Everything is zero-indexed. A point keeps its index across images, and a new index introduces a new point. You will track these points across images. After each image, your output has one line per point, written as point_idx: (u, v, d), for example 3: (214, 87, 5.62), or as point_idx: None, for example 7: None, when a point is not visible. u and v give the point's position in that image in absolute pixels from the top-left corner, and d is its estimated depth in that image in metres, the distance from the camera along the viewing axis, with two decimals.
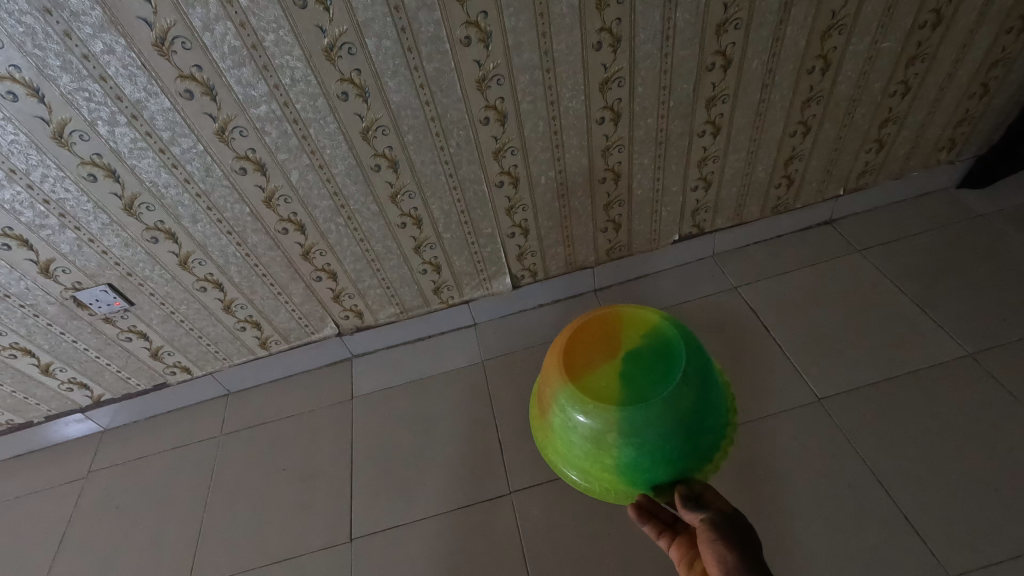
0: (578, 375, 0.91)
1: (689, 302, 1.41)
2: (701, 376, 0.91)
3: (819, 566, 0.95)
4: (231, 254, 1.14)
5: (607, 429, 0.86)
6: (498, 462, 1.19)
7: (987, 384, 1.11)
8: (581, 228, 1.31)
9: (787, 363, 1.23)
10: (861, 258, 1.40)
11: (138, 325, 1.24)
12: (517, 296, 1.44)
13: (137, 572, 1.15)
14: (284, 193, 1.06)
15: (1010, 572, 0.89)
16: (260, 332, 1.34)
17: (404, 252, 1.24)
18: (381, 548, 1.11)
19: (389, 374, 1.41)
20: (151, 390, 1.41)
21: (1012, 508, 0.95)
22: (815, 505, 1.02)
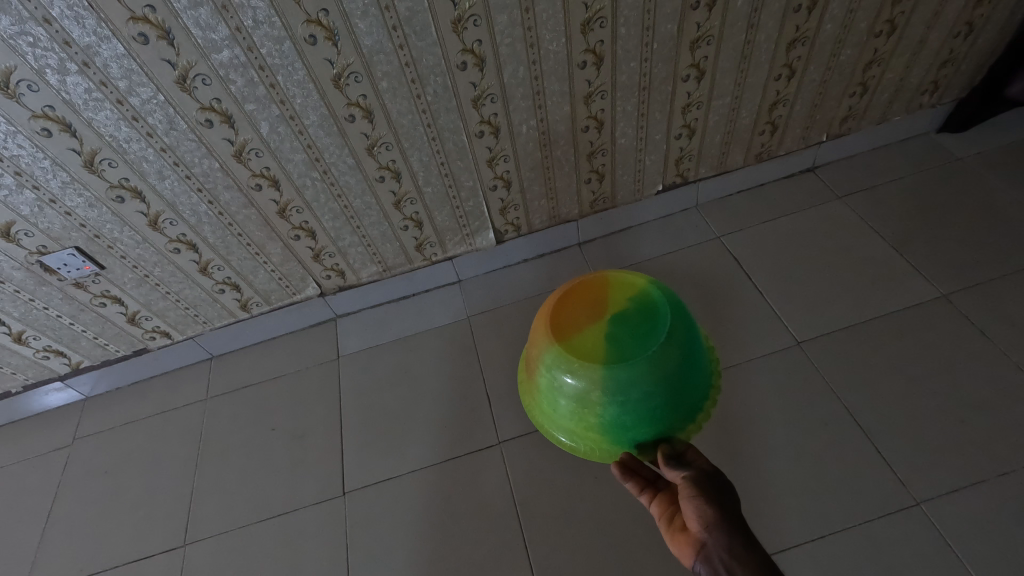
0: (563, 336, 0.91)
1: (672, 252, 1.41)
2: (685, 339, 0.91)
3: (795, 499, 1.00)
4: (203, 212, 1.10)
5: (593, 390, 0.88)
6: (487, 414, 1.21)
7: (958, 323, 1.15)
8: (564, 180, 1.29)
9: (768, 310, 1.25)
10: (841, 204, 1.41)
11: (111, 290, 1.20)
12: (501, 251, 1.43)
13: (133, 532, 1.17)
14: (255, 147, 1.02)
15: (970, 496, 0.95)
16: (240, 294, 1.31)
17: (384, 207, 1.21)
18: (375, 500, 1.13)
19: (374, 333, 1.40)
20: (131, 357, 1.38)
21: (976, 438, 1.00)
22: (792, 443, 1.06)
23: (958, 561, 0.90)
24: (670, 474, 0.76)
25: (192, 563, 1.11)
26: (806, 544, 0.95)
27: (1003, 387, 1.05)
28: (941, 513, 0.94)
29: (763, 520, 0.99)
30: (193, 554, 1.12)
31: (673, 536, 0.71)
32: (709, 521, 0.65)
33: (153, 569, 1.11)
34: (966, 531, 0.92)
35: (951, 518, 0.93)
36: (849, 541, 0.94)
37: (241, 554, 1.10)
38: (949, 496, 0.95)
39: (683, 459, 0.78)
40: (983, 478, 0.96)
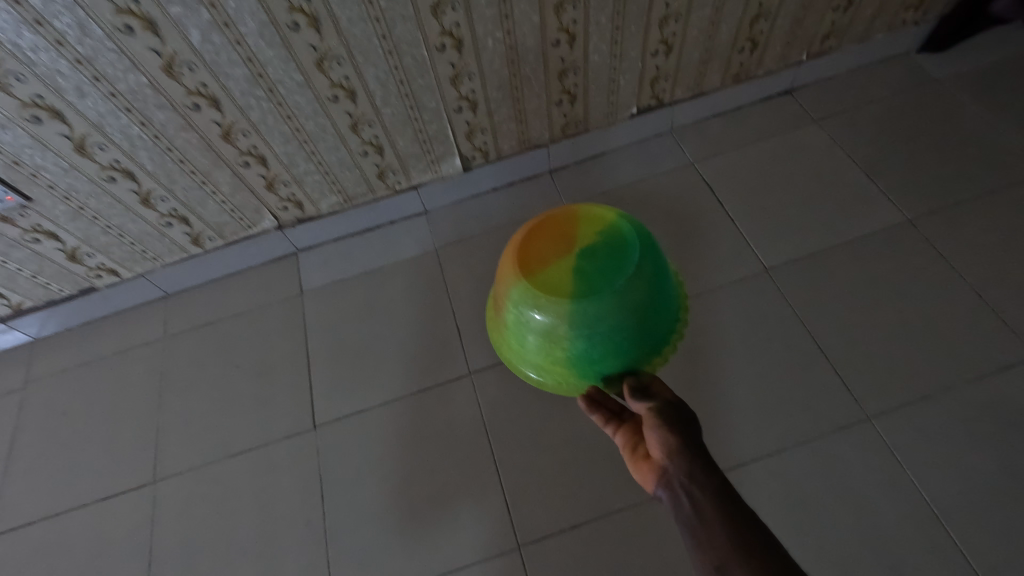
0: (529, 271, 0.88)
1: (645, 179, 1.37)
2: (653, 271, 0.89)
3: (755, 417, 1.04)
4: (136, 136, 1.00)
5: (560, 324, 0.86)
6: (457, 346, 1.20)
7: (921, 247, 1.17)
8: (534, 101, 1.21)
9: (739, 237, 1.25)
10: (817, 128, 1.38)
11: (43, 225, 1.11)
12: (469, 179, 1.36)
13: (99, 471, 1.15)
14: (187, 59, 0.91)
15: (916, 410, 1.00)
16: (190, 227, 1.23)
17: (340, 131, 1.12)
18: (347, 432, 1.13)
19: (338, 267, 1.35)
20: (78, 296, 1.31)
21: (927, 356, 1.05)
22: (755, 366, 1.09)
23: (900, 468, 0.96)
24: (635, 405, 0.76)
25: (164, 498, 1.11)
26: (763, 458, 1.00)
27: (956, 308, 1.09)
28: (888, 426, 1.00)
29: (724, 437, 1.03)
30: (165, 489, 1.12)
31: (638, 464, 0.73)
32: (671, 449, 0.67)
33: (125, 505, 1.11)
34: (910, 441, 0.98)
35: (897, 430, 0.99)
36: (803, 454, 1.00)
37: (214, 488, 1.11)
38: (897, 410, 1.01)
39: (647, 389, 0.79)
40: (930, 394, 1.01)
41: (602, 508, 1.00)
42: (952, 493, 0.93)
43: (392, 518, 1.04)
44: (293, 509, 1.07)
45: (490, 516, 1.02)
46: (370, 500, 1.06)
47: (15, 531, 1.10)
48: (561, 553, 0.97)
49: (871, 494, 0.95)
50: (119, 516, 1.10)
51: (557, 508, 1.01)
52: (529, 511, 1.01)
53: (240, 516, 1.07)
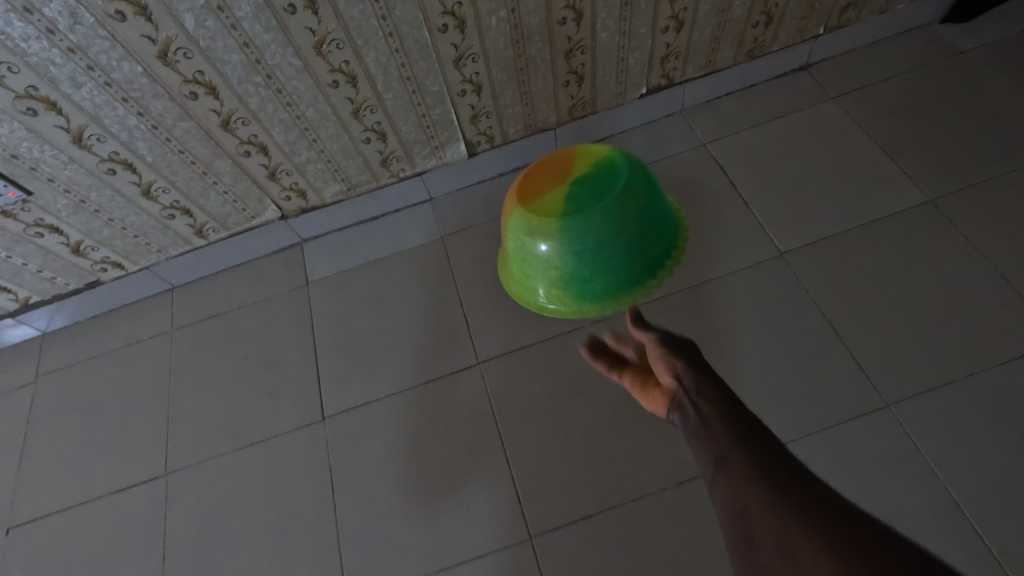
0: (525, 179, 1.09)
1: (656, 162, 1.33)
2: (645, 194, 0.95)
3: (770, 405, 1.02)
4: (134, 127, 0.98)
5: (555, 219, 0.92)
6: (465, 336, 1.19)
7: (943, 227, 1.12)
8: (540, 83, 1.18)
9: (753, 220, 1.21)
10: (834, 105, 1.33)
11: (45, 219, 1.10)
12: (474, 165, 1.33)
13: (112, 464, 1.16)
14: (182, 46, 0.88)
15: (938, 397, 0.97)
16: (193, 219, 1.22)
17: (341, 117, 1.09)
18: (356, 423, 1.13)
19: (343, 257, 1.33)
20: (84, 290, 1.30)
21: (949, 340, 1.02)
22: (770, 352, 1.06)
23: (920, 456, 0.94)
24: (659, 363, 0.77)
25: (176, 490, 1.11)
26: None
27: (980, 290, 1.05)
28: (909, 414, 0.97)
29: None
30: (176, 481, 1.12)
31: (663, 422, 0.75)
32: (696, 395, 0.69)
33: (137, 497, 1.11)
34: (931, 429, 0.95)
35: (917, 418, 0.96)
36: (819, 442, 0.97)
37: (224, 480, 1.11)
38: (917, 397, 0.98)
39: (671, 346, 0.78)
40: (952, 380, 0.98)
41: (614, 499, 0.98)
42: (975, 482, 0.90)
43: (401, 509, 1.03)
44: (304, 500, 1.07)
45: (500, 506, 1.01)
46: (380, 491, 1.06)
47: (30, 523, 1.11)
48: (573, 544, 0.96)
49: (890, 483, 0.92)
50: (132, 509, 1.10)
51: (568, 499, 1.00)
52: (540, 501, 1.00)
53: (251, 508, 1.07)
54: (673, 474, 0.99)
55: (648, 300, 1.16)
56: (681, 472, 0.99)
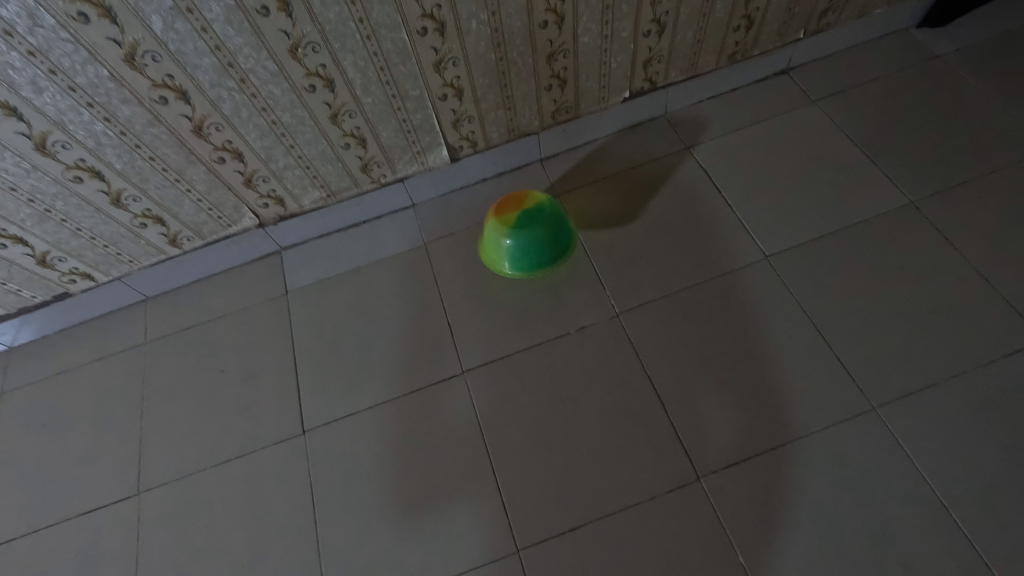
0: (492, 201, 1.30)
1: (640, 166, 1.33)
2: (553, 228, 1.15)
3: (758, 410, 1.01)
4: (101, 133, 0.95)
5: (524, 231, 1.13)
6: (450, 344, 1.16)
7: (924, 230, 1.13)
8: (522, 87, 1.16)
9: (738, 224, 1.21)
10: (816, 109, 1.34)
11: (8, 229, 1.05)
12: (456, 170, 1.31)
13: (81, 483, 1.11)
14: (149, 49, 0.85)
15: (924, 399, 0.97)
16: (166, 228, 1.18)
17: (319, 122, 1.07)
18: (337, 436, 1.10)
19: (323, 265, 1.30)
20: (52, 302, 1.25)
21: (932, 342, 1.02)
22: (757, 356, 1.06)
23: (907, 459, 0.93)
24: None
25: (149, 510, 1.07)
26: (767, 452, 0.97)
27: (963, 291, 1.06)
28: (895, 416, 0.97)
29: (726, 432, 1.00)
30: (149, 501, 1.08)
31: None
32: None
33: (108, 518, 1.07)
34: (917, 431, 0.95)
35: (904, 420, 0.96)
36: (807, 447, 0.96)
37: (200, 498, 1.07)
38: (903, 399, 0.98)
39: None
40: (938, 381, 0.98)
41: (602, 508, 0.97)
42: (961, 484, 0.90)
43: (385, 525, 1.00)
44: (283, 517, 1.03)
45: (487, 519, 0.99)
46: (362, 506, 1.02)
47: None
48: (562, 557, 0.94)
49: (878, 487, 0.92)
50: (102, 530, 1.06)
51: (556, 509, 0.98)
52: (528, 513, 0.98)
53: (228, 526, 1.04)
54: (662, 482, 0.97)
55: (634, 306, 1.15)
56: (670, 481, 0.97)
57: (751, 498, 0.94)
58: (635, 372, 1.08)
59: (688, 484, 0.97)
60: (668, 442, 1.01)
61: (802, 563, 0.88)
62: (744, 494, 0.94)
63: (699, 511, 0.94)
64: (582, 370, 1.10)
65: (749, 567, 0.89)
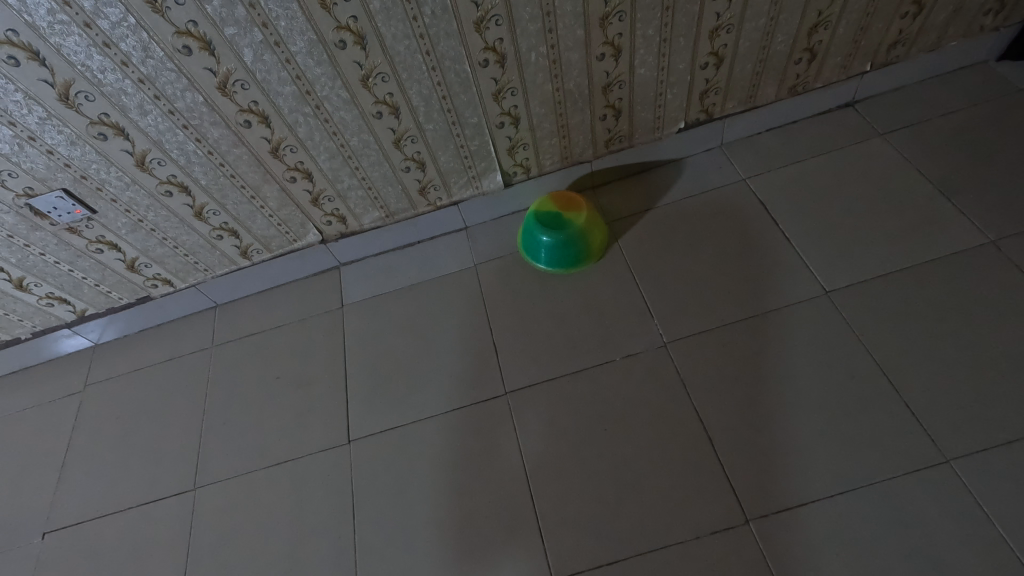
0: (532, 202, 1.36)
1: (693, 195, 1.32)
2: (571, 238, 1.21)
3: (815, 453, 0.95)
4: (192, 152, 1.05)
5: (547, 226, 1.21)
6: (494, 364, 1.18)
7: (1006, 271, 1.05)
8: (578, 116, 1.19)
9: (795, 257, 1.17)
10: (883, 142, 1.29)
11: (106, 236, 1.17)
12: (509, 195, 1.35)
13: (145, 475, 1.19)
14: (240, 78, 0.94)
15: (1006, 454, 0.89)
16: (239, 240, 1.27)
17: (383, 146, 1.13)
18: (381, 447, 1.12)
19: (378, 282, 1.36)
20: (135, 304, 1.37)
21: (1015, 393, 0.93)
22: (814, 396, 1.01)
23: (986, 520, 0.85)
24: None
25: (202, 504, 1.12)
26: (824, 499, 0.91)
27: None
28: (972, 471, 0.89)
29: (778, 474, 0.95)
30: (203, 496, 1.13)
31: None
32: None
33: (166, 510, 1.13)
34: (998, 489, 0.86)
35: (982, 476, 0.88)
36: (869, 497, 0.90)
37: (249, 498, 1.11)
38: (981, 453, 0.90)
39: None
40: (1022, 436, 0.90)
41: (642, 544, 0.93)
42: None
43: (421, 540, 1.01)
44: (324, 523, 1.06)
45: (522, 544, 0.97)
46: (400, 519, 1.03)
47: (65, 529, 1.14)
48: None
49: (951, 548, 0.84)
50: (160, 521, 1.12)
51: (594, 540, 0.95)
52: (564, 541, 0.96)
53: (272, 528, 1.07)
54: (707, 521, 0.93)
55: (683, 336, 1.12)
56: (715, 520, 0.93)
57: (805, 547, 0.88)
58: (682, 404, 1.05)
59: (735, 526, 0.92)
60: (714, 479, 0.96)
61: None
62: (797, 542, 0.88)
63: (746, 556, 0.89)
64: (626, 398, 1.08)
65: None
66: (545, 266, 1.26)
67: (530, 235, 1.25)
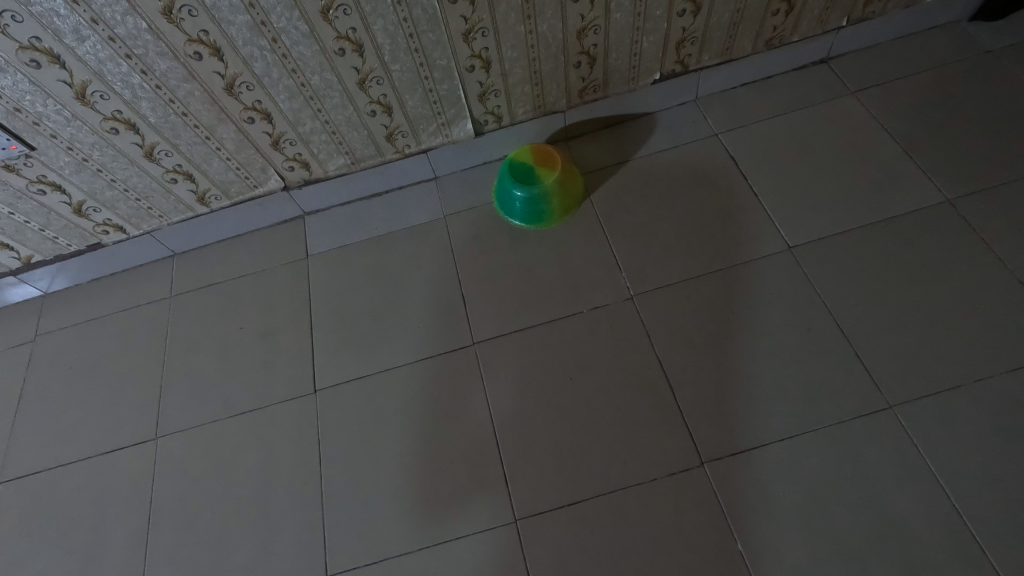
0: (507, 155, 1.33)
1: (666, 150, 1.31)
2: (541, 195, 1.19)
3: (769, 401, 0.99)
4: (137, 85, 0.98)
5: (520, 181, 1.19)
6: (463, 316, 1.17)
7: (959, 229, 1.09)
8: (551, 62, 1.15)
9: (762, 213, 1.18)
10: (854, 100, 1.29)
11: (47, 176, 1.10)
12: (480, 145, 1.31)
13: (103, 426, 1.16)
14: (186, 3, 0.87)
15: (943, 401, 0.94)
16: (195, 185, 1.21)
17: (347, 87, 1.08)
18: (348, 397, 1.12)
19: (344, 232, 1.32)
20: (86, 252, 1.30)
21: (958, 345, 0.98)
22: (772, 347, 1.04)
23: (920, 460, 0.91)
24: None
25: (164, 454, 1.11)
26: (775, 443, 0.96)
27: (994, 294, 1.02)
28: (911, 416, 0.94)
29: (734, 420, 0.99)
30: (165, 446, 1.12)
31: None
32: None
33: (126, 458, 1.12)
34: (934, 433, 0.92)
35: (920, 421, 0.94)
36: (817, 440, 0.95)
37: (214, 447, 1.11)
38: (921, 399, 0.95)
39: None
40: (959, 384, 0.95)
41: (603, 486, 0.97)
42: (975, 489, 0.88)
43: (388, 485, 1.02)
44: (291, 471, 1.06)
45: (487, 488, 1.00)
46: (367, 466, 1.05)
47: (21, 478, 1.12)
48: (559, 529, 0.95)
49: (887, 486, 0.90)
50: (121, 470, 1.11)
51: (556, 483, 0.98)
52: (528, 485, 0.99)
53: (238, 476, 1.07)
54: (664, 465, 0.97)
55: (649, 289, 1.14)
56: (673, 464, 0.97)
57: (754, 487, 0.93)
58: (647, 355, 1.07)
59: (691, 468, 0.96)
60: (674, 425, 1.00)
61: (803, 556, 0.87)
62: (747, 483, 0.93)
63: (700, 496, 0.94)
64: (593, 349, 1.09)
65: (747, 556, 0.88)
66: (516, 221, 1.25)
67: (505, 190, 1.23)
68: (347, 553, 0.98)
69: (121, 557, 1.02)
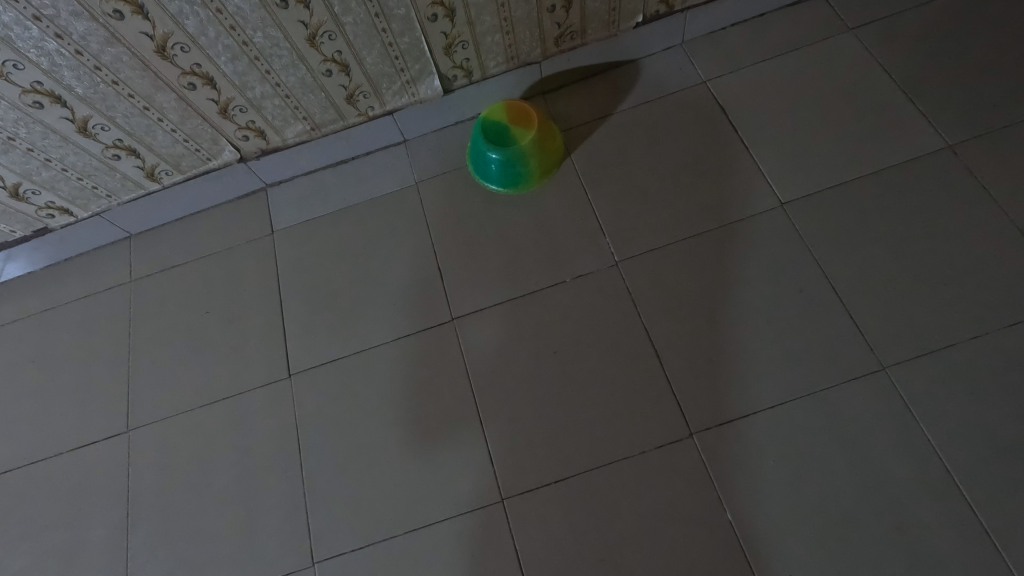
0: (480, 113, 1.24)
1: (651, 101, 1.21)
2: (516, 157, 1.11)
3: (761, 368, 0.96)
4: (54, 52, 0.88)
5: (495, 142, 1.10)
6: (440, 291, 1.11)
7: (960, 179, 1.03)
8: (522, 6, 1.04)
9: (753, 168, 1.11)
10: (852, 39, 1.19)
11: None
12: (450, 102, 1.21)
13: (71, 421, 1.11)
14: None
15: (938, 360, 0.91)
16: (141, 160, 1.12)
17: (296, 44, 0.97)
18: (325, 381, 1.07)
19: (310, 204, 1.24)
20: (33, 237, 1.23)
21: (956, 302, 0.95)
22: (763, 311, 1.00)
23: (914, 422, 0.89)
24: None
25: (137, 447, 1.07)
26: (766, 411, 0.93)
27: (994, 246, 0.97)
28: (905, 378, 0.91)
29: (724, 389, 0.96)
30: (137, 438, 1.08)
31: None
32: None
33: (99, 453, 1.08)
34: (928, 393, 0.90)
35: (915, 383, 0.91)
36: (808, 407, 0.92)
37: (189, 438, 1.07)
38: (916, 359, 0.92)
39: None
40: (956, 342, 0.92)
41: (592, 461, 0.95)
42: (968, 449, 0.86)
43: (371, 470, 1.00)
44: (270, 459, 1.03)
45: (472, 469, 0.97)
46: (348, 451, 1.01)
47: None
48: (546, 507, 0.93)
49: (880, 450, 0.88)
50: (94, 466, 1.07)
51: (544, 460, 0.96)
52: (514, 463, 0.96)
53: (214, 466, 1.04)
54: (653, 437, 0.94)
55: (635, 254, 1.08)
56: (662, 436, 0.94)
57: (744, 457, 0.91)
58: (632, 324, 1.03)
59: (681, 440, 0.93)
60: (663, 396, 0.97)
61: (792, 524, 0.86)
62: (738, 452, 0.91)
63: (690, 468, 0.92)
64: (577, 321, 1.05)
65: (737, 525, 0.87)
66: (492, 185, 1.17)
67: (478, 151, 1.14)
68: (333, 539, 0.96)
69: (102, 553, 1.00)
